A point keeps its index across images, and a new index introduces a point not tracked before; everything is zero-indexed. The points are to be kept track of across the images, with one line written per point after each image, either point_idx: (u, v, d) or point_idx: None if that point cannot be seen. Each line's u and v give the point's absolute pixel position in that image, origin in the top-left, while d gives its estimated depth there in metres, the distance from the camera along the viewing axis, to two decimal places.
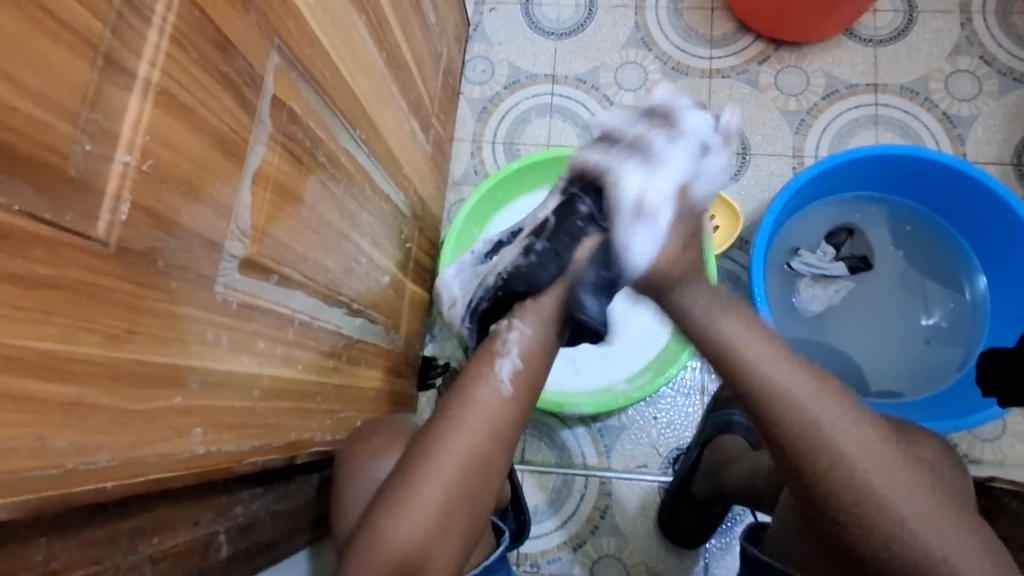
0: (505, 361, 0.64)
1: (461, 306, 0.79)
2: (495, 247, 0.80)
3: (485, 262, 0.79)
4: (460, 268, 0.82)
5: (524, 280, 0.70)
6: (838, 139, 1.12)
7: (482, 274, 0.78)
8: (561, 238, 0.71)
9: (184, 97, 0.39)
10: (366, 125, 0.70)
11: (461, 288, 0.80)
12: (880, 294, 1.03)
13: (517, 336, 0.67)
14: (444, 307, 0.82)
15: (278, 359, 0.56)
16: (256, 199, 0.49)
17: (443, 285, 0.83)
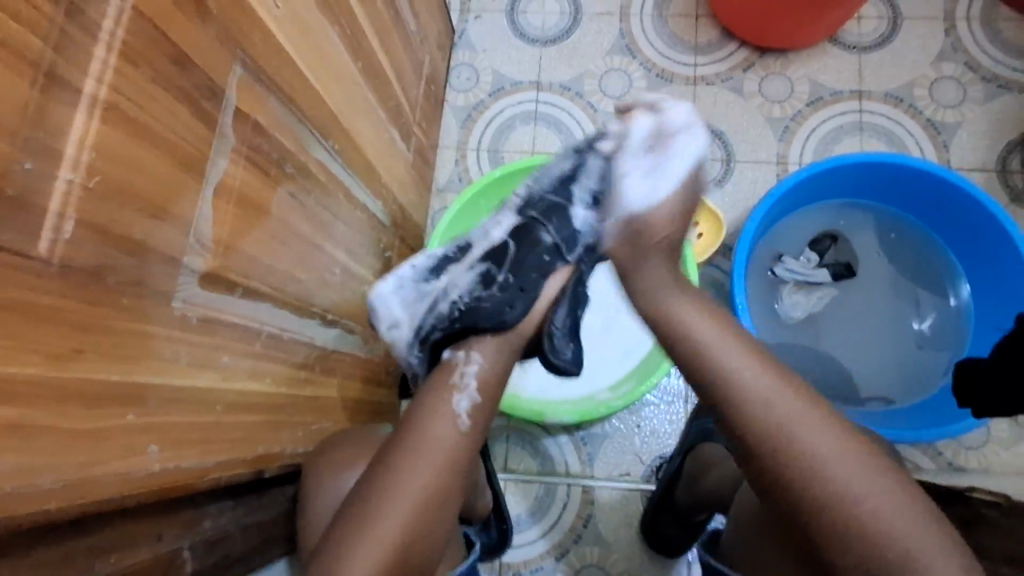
0: (462, 397, 0.64)
1: (405, 330, 0.76)
2: (440, 265, 0.77)
3: (430, 282, 0.76)
4: (399, 283, 0.77)
5: (483, 317, 0.69)
6: (822, 145, 1.11)
7: (430, 297, 0.75)
8: (524, 272, 0.71)
9: (136, 112, 0.39)
10: (340, 135, 0.70)
11: (404, 309, 0.76)
12: (865, 302, 1.03)
13: (473, 369, 0.66)
14: (383, 326, 0.78)
15: (244, 373, 0.55)
16: (218, 213, 0.49)
17: (380, 301, 0.78)
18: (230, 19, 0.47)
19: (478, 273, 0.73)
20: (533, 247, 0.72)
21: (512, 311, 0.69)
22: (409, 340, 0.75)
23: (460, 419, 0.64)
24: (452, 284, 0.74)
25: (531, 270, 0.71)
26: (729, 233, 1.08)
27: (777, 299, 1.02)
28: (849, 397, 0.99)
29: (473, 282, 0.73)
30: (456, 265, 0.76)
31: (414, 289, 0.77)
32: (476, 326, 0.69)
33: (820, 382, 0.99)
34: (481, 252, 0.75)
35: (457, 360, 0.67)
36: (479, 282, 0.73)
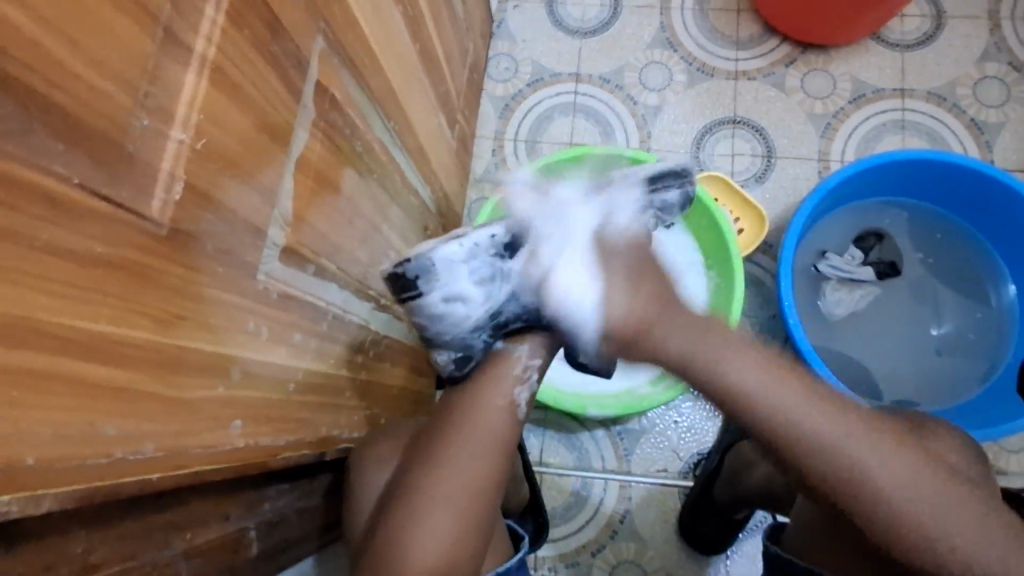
0: (524, 388, 0.66)
1: (474, 307, 0.66)
2: (514, 242, 0.68)
3: (510, 260, 0.67)
4: (472, 251, 0.65)
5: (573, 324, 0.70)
6: (864, 143, 1.10)
7: (510, 278, 0.67)
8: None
9: (236, 76, 0.38)
10: (399, 116, 0.68)
11: (476, 284, 0.65)
12: (907, 301, 1.02)
13: (537, 365, 0.67)
14: (438, 296, 0.65)
15: (311, 352, 0.54)
16: (299, 186, 0.48)
17: (447, 266, 0.64)
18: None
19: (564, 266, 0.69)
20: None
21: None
22: (476, 321, 0.66)
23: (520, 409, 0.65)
24: (541, 270, 0.68)
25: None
26: (771, 229, 1.07)
27: (819, 294, 1.02)
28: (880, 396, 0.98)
29: None
30: (534, 249, 0.69)
31: (490, 262, 0.66)
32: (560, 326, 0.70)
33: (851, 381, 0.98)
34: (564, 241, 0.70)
35: (520, 352, 0.67)
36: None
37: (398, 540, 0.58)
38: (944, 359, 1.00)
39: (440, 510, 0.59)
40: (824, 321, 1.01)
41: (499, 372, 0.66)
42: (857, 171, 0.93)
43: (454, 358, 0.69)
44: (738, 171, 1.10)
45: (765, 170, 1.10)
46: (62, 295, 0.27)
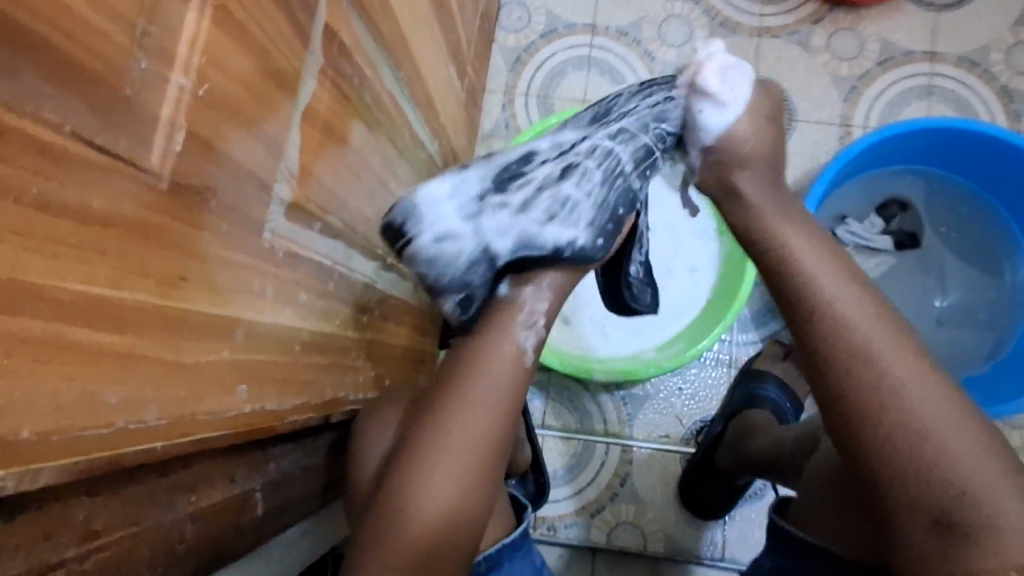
0: (529, 334, 0.63)
1: (466, 244, 0.64)
2: (503, 170, 0.66)
3: (498, 195, 0.65)
4: (455, 188, 0.64)
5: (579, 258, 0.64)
6: (889, 108, 1.06)
7: (501, 213, 0.64)
8: (611, 206, 0.65)
9: (242, 15, 0.35)
10: (410, 66, 0.65)
11: (464, 221, 0.64)
12: (925, 273, 1.00)
13: (545, 308, 0.64)
14: (428, 237, 0.64)
15: (317, 313, 0.52)
16: (305, 138, 0.45)
17: (431, 203, 0.64)
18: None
19: (560, 188, 0.64)
20: (614, 173, 0.66)
21: (607, 250, 0.65)
22: (470, 257, 0.64)
23: (526, 356, 0.63)
24: (533, 202, 0.64)
25: (614, 190, 0.65)
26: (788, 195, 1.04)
27: None
28: None
29: (553, 202, 0.64)
30: (523, 183, 0.65)
31: (475, 199, 0.64)
32: (558, 259, 0.63)
33: None
34: (556, 168, 0.66)
35: (526, 296, 0.64)
36: (564, 205, 0.64)
37: (401, 497, 0.57)
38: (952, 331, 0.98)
39: (441, 470, 0.58)
40: None
41: (502, 322, 0.63)
42: (886, 136, 0.90)
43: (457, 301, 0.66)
44: None
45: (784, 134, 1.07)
46: (55, 255, 0.25)
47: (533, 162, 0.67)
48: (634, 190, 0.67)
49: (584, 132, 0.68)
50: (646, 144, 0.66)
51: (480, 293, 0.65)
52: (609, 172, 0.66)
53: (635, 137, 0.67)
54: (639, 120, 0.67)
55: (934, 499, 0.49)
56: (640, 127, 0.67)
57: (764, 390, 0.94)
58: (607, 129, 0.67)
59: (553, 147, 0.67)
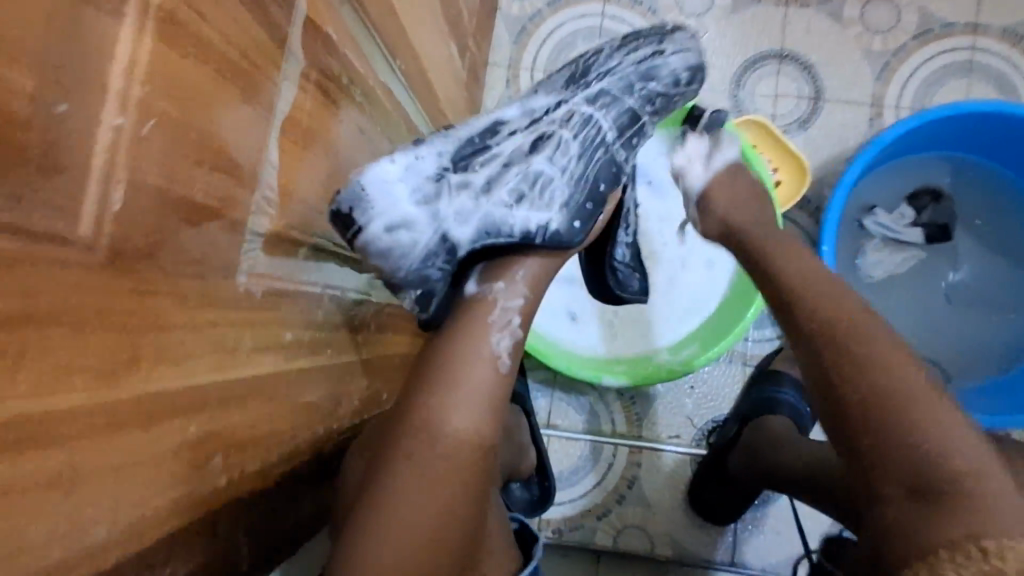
0: (503, 335, 0.58)
1: (421, 232, 0.57)
2: (464, 147, 0.61)
3: (459, 174, 0.59)
4: (408, 167, 0.57)
5: (557, 242, 0.61)
6: (924, 87, 0.98)
7: (462, 195, 0.59)
8: (586, 183, 0.63)
9: (196, 24, 0.28)
10: (405, 51, 0.58)
11: (419, 205, 0.57)
12: (955, 268, 0.94)
13: (519, 304, 0.60)
14: (379, 225, 0.56)
15: (308, 346, 0.46)
16: (286, 156, 0.38)
17: (380, 186, 0.55)
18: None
19: (531, 164, 0.61)
20: (592, 143, 0.64)
21: (585, 233, 0.63)
22: (427, 247, 0.58)
23: (501, 361, 0.57)
24: (498, 181, 0.60)
25: (586, 169, 0.63)
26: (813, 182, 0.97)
27: (859, 252, 0.94)
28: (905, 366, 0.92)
29: (523, 180, 0.61)
30: (489, 160, 0.61)
31: (431, 180, 0.58)
32: (532, 243, 0.60)
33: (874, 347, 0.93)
34: (526, 141, 0.63)
35: (496, 293, 0.60)
36: (534, 183, 0.61)
37: (371, 529, 0.50)
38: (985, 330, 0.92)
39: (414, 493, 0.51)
40: (859, 280, 0.94)
41: (467, 318, 0.59)
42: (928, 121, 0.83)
43: (416, 297, 0.59)
44: (780, 114, 0.99)
45: (810, 115, 0.99)
46: None
47: (501, 134, 0.63)
48: (617, 157, 0.66)
49: (558, 98, 0.66)
50: (629, 106, 0.68)
51: (441, 288, 0.60)
52: (585, 143, 0.64)
53: (619, 100, 0.68)
54: (621, 82, 0.68)
55: (918, 465, 0.46)
56: (625, 89, 0.68)
57: (782, 393, 0.90)
58: (584, 94, 0.67)
59: (521, 119, 0.64)
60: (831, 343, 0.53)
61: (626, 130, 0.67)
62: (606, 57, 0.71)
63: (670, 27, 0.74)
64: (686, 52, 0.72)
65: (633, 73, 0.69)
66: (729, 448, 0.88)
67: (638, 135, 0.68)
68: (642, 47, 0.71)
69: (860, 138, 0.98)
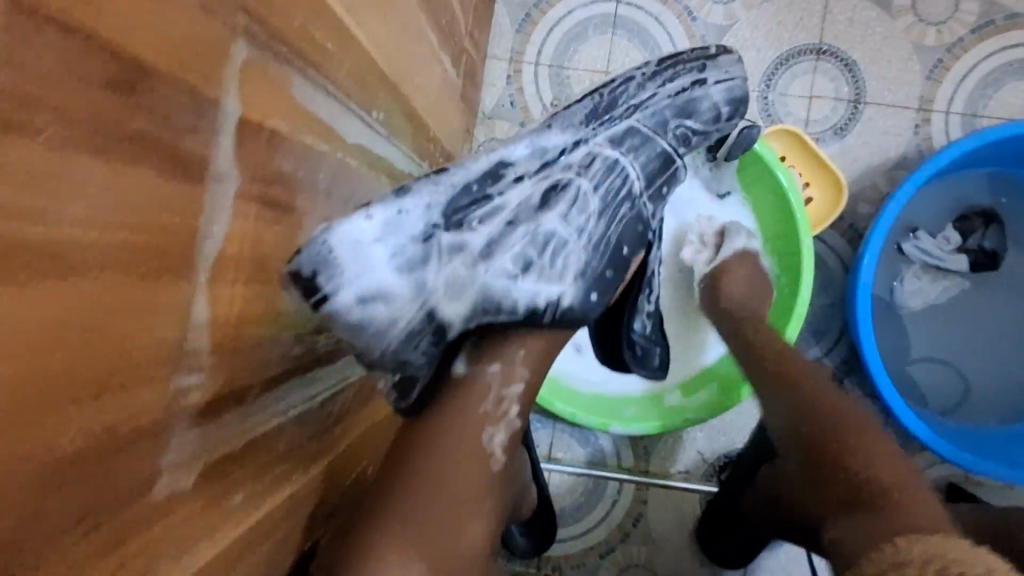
0: (498, 430, 0.53)
1: (403, 307, 0.48)
2: (459, 197, 0.51)
3: (452, 234, 0.50)
4: (390, 228, 0.47)
5: (570, 319, 0.54)
6: (981, 89, 0.86)
7: (456, 261, 0.50)
8: (604, 247, 0.56)
9: (50, 219, 0.19)
10: (387, 93, 0.48)
11: (399, 275, 0.47)
12: (1004, 298, 0.85)
13: (519, 392, 0.54)
14: (352, 296, 0.45)
15: (271, 486, 0.39)
16: (220, 304, 0.30)
17: (355, 253, 0.45)
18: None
19: (540, 224, 0.53)
20: (614, 196, 0.57)
21: (600, 305, 0.56)
22: (407, 326, 0.49)
23: (494, 458, 0.52)
24: (499, 245, 0.51)
25: (606, 230, 0.56)
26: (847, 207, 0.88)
27: (895, 278, 0.86)
28: (936, 404, 0.85)
29: (532, 243, 0.53)
30: (489, 215, 0.51)
31: (418, 242, 0.49)
32: (538, 322, 0.53)
33: (904, 382, 0.86)
34: (536, 192, 0.54)
35: (489, 378, 0.53)
36: (544, 247, 0.53)
37: None
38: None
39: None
40: (892, 309, 0.86)
41: (461, 405, 0.52)
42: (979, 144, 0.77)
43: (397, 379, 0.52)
44: (814, 119, 0.88)
45: (849, 120, 0.88)
46: None
47: (505, 180, 0.53)
48: (641, 212, 0.60)
49: (576, 137, 0.57)
50: (661, 150, 0.62)
51: (424, 371, 0.52)
52: (605, 196, 0.57)
53: (648, 143, 0.61)
54: (653, 119, 0.62)
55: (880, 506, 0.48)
56: (657, 128, 0.62)
57: None
58: (607, 134, 0.59)
59: (534, 160, 0.55)
60: (803, 392, 0.59)
61: (652, 179, 0.61)
62: (636, 87, 0.63)
63: (713, 49, 0.67)
64: (729, 84, 0.66)
65: (667, 110, 0.63)
66: (742, 486, 0.81)
67: (666, 183, 0.62)
68: (684, 74, 0.65)
69: (903, 148, 0.88)
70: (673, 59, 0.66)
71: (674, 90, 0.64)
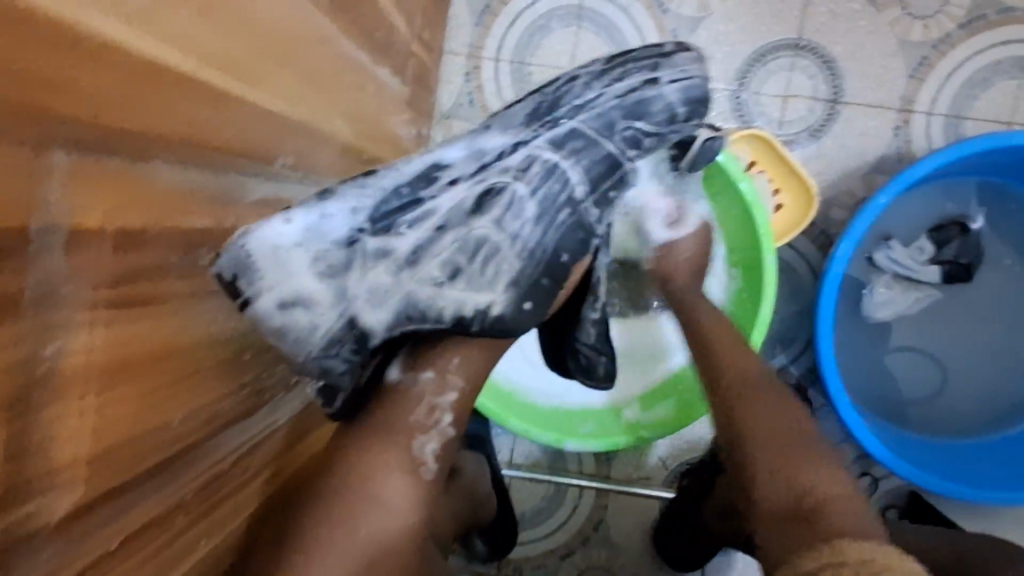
0: (429, 438, 0.50)
1: (323, 313, 0.45)
2: (388, 201, 0.47)
3: (378, 239, 0.46)
4: (308, 235, 0.44)
5: (500, 331, 0.48)
6: (966, 89, 0.81)
7: (380, 267, 0.46)
8: (543, 254, 0.49)
9: None
10: (297, 136, 0.44)
11: (321, 279, 0.45)
12: (975, 310, 0.83)
13: (452, 401, 0.50)
14: (272, 301, 0.42)
15: (171, 564, 0.38)
16: (72, 418, 0.28)
17: (274, 257, 0.42)
18: (33, 68, 0.23)
19: (472, 229, 0.47)
20: (552, 203, 0.49)
21: (536, 317, 0.49)
22: (327, 334, 0.45)
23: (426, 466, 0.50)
24: (426, 251, 0.47)
25: (546, 232, 0.49)
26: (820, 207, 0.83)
27: (866, 287, 0.83)
28: (903, 416, 0.84)
29: (461, 248, 0.47)
30: (418, 219, 0.47)
31: (340, 247, 0.45)
32: (466, 331, 0.47)
33: (872, 393, 0.84)
34: (469, 195, 0.48)
35: (423, 385, 0.49)
36: (475, 253, 0.47)
37: None
38: (1003, 381, 0.82)
39: None
40: (862, 319, 0.84)
41: (386, 419, 0.49)
42: (967, 152, 0.73)
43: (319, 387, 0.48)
44: (789, 120, 0.83)
45: (825, 121, 0.83)
46: None
47: (438, 183, 0.48)
48: (585, 219, 0.50)
49: (515, 139, 0.50)
50: (608, 153, 0.51)
51: (347, 383, 0.47)
52: (544, 204, 0.49)
53: (595, 144, 0.51)
54: (598, 121, 0.51)
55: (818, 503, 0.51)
56: (603, 129, 0.51)
57: None
58: (550, 135, 0.50)
59: (470, 159, 0.49)
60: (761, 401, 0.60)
61: (603, 179, 0.51)
62: (581, 86, 0.53)
63: (669, 47, 0.54)
64: (693, 77, 0.54)
65: (619, 107, 0.52)
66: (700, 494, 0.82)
67: (615, 188, 0.52)
68: (632, 74, 0.53)
69: (882, 151, 0.83)
70: (625, 57, 0.55)
71: (627, 82, 0.53)
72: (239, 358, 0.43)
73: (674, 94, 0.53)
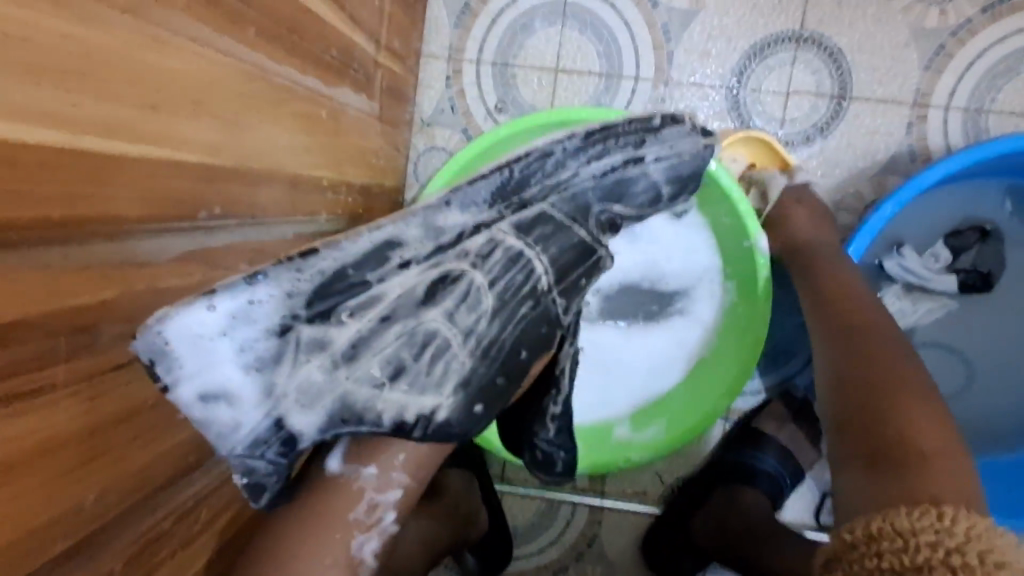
0: (370, 537, 0.46)
1: (247, 411, 0.42)
2: (331, 285, 0.43)
3: (316, 328, 0.43)
4: (234, 321, 0.40)
5: (444, 436, 0.46)
6: (988, 80, 0.74)
7: (313, 362, 0.43)
8: (499, 349, 0.47)
9: None
10: (225, 182, 0.42)
11: (246, 373, 0.41)
12: (997, 322, 0.76)
13: (395, 499, 0.47)
14: (190, 393, 0.39)
15: None
16: None
17: (194, 347, 0.39)
18: None
19: (420, 321, 0.45)
20: (515, 293, 0.48)
21: (486, 420, 0.47)
22: (251, 433, 0.42)
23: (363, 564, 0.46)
24: (366, 346, 0.44)
25: (503, 324, 0.47)
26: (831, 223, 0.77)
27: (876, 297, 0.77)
28: None
29: (405, 342, 0.45)
30: (363, 306, 0.44)
31: (271, 335, 0.42)
32: (408, 437, 0.45)
33: None
34: (421, 281, 0.46)
35: (364, 481, 0.46)
36: (423, 349, 0.45)
37: None
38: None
39: None
40: None
41: (323, 513, 0.45)
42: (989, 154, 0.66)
43: (244, 484, 0.43)
44: (791, 118, 0.77)
45: (831, 119, 0.77)
46: None
47: (389, 264, 0.45)
48: (549, 310, 0.49)
49: (476, 220, 0.48)
50: (580, 239, 0.51)
51: (273, 484, 0.44)
52: (505, 294, 0.47)
53: (566, 230, 0.50)
54: (571, 205, 0.51)
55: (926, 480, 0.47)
56: (575, 214, 0.51)
57: (761, 461, 0.80)
58: (517, 218, 0.49)
59: (425, 237, 0.47)
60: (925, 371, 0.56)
61: (569, 268, 0.50)
62: (554, 162, 0.51)
63: (660, 117, 0.55)
64: (681, 154, 0.55)
65: (598, 188, 0.52)
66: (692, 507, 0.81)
67: (585, 276, 0.52)
68: (615, 151, 0.53)
69: (893, 150, 0.77)
70: (604, 131, 0.53)
71: (605, 159, 0.53)
72: (167, 421, 0.41)
73: (653, 176, 0.54)
